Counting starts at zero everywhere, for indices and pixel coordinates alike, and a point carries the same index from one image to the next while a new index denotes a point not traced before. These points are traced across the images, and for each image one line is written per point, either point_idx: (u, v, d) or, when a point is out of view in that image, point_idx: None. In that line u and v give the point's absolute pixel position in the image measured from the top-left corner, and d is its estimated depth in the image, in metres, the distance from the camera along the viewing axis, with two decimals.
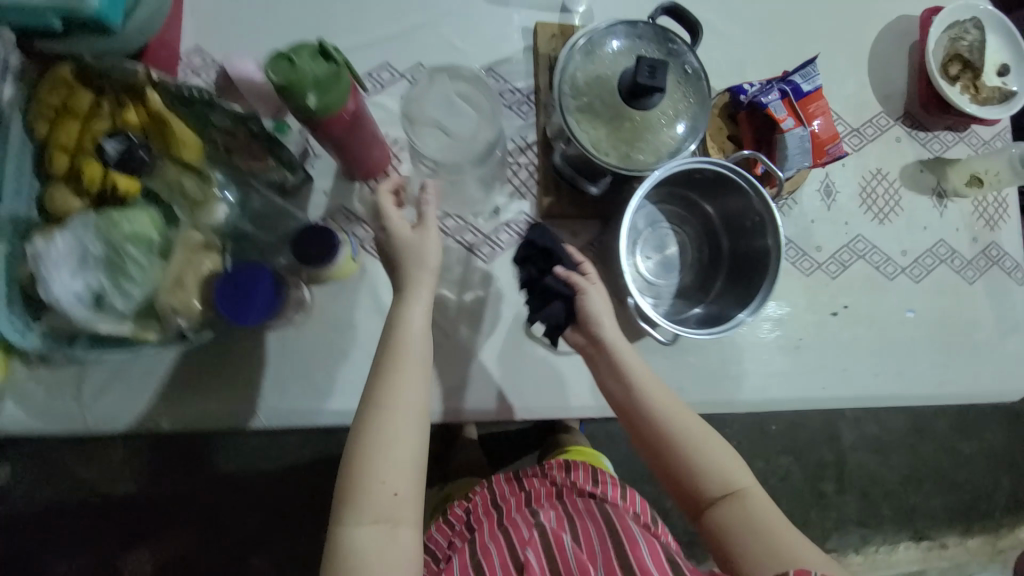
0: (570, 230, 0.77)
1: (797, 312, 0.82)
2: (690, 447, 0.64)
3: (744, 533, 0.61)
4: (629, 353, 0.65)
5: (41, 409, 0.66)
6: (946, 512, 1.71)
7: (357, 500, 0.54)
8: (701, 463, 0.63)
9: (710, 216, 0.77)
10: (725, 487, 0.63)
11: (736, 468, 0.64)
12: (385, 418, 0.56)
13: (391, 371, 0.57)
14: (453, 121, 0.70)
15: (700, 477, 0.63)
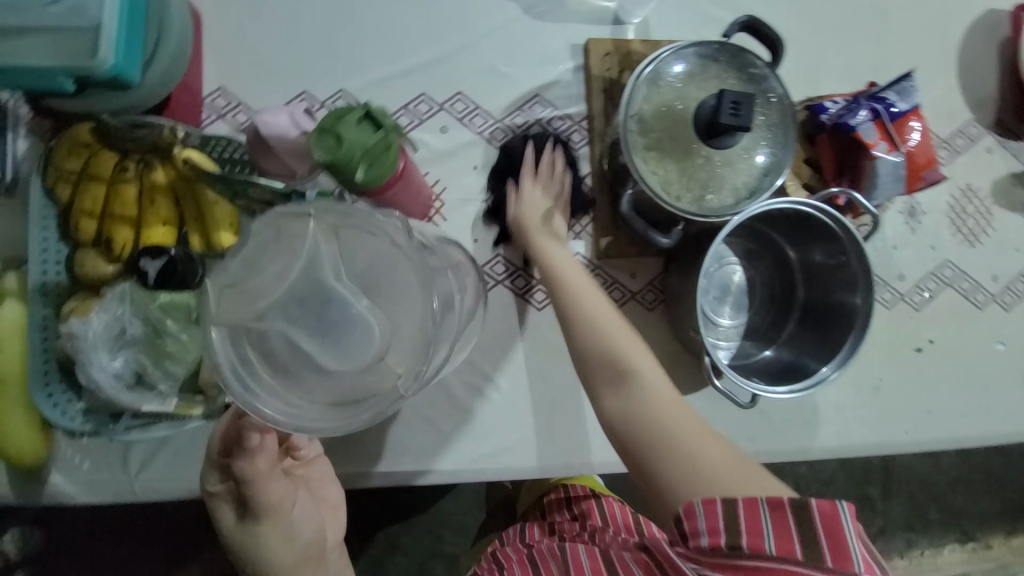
0: (628, 271, 0.71)
1: (878, 347, 0.75)
2: (576, 314, 0.56)
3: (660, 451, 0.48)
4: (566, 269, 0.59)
5: (88, 481, 0.63)
6: (996, 514, 1.60)
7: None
8: (588, 340, 0.54)
9: (788, 257, 0.70)
10: (626, 377, 0.52)
11: (633, 349, 0.54)
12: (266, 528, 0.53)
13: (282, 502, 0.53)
14: (322, 348, 0.41)
15: (597, 357, 0.54)
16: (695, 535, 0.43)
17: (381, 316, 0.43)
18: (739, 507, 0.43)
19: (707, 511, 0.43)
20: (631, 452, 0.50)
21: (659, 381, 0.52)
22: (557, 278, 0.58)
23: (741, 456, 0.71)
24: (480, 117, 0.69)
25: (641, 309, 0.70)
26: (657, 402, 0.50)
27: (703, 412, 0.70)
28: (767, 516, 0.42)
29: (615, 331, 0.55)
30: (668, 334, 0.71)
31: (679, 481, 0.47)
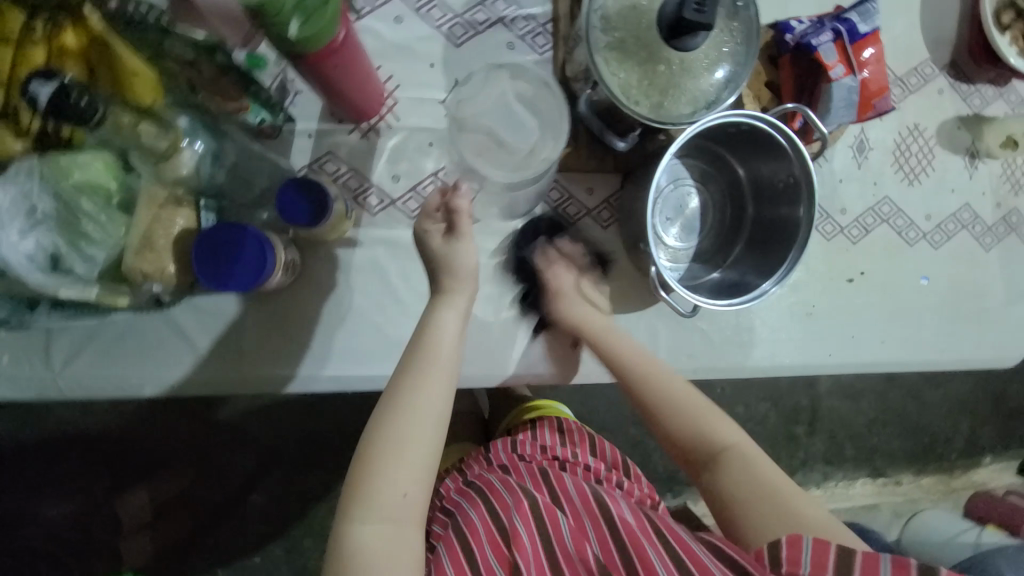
0: (585, 186, 0.70)
1: (816, 277, 0.79)
2: (675, 414, 0.65)
3: (742, 497, 0.59)
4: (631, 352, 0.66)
5: (8, 377, 0.60)
6: (903, 452, 1.77)
7: (395, 401, 0.54)
8: (691, 435, 0.64)
9: (738, 178, 0.72)
10: (717, 455, 0.62)
11: (723, 430, 0.63)
12: (432, 327, 0.57)
13: (414, 377, 0.55)
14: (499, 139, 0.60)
15: (691, 438, 0.64)
16: (795, 563, 0.50)
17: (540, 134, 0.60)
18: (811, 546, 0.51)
19: (790, 545, 0.51)
20: (729, 505, 0.60)
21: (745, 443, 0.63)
22: (657, 381, 0.65)
23: (680, 371, 0.74)
24: (438, 9, 0.64)
25: (596, 226, 0.71)
26: (755, 462, 0.61)
27: (649, 329, 0.73)
28: (844, 558, 0.50)
29: (698, 405, 0.65)
30: (620, 252, 0.72)
31: (746, 518, 0.58)
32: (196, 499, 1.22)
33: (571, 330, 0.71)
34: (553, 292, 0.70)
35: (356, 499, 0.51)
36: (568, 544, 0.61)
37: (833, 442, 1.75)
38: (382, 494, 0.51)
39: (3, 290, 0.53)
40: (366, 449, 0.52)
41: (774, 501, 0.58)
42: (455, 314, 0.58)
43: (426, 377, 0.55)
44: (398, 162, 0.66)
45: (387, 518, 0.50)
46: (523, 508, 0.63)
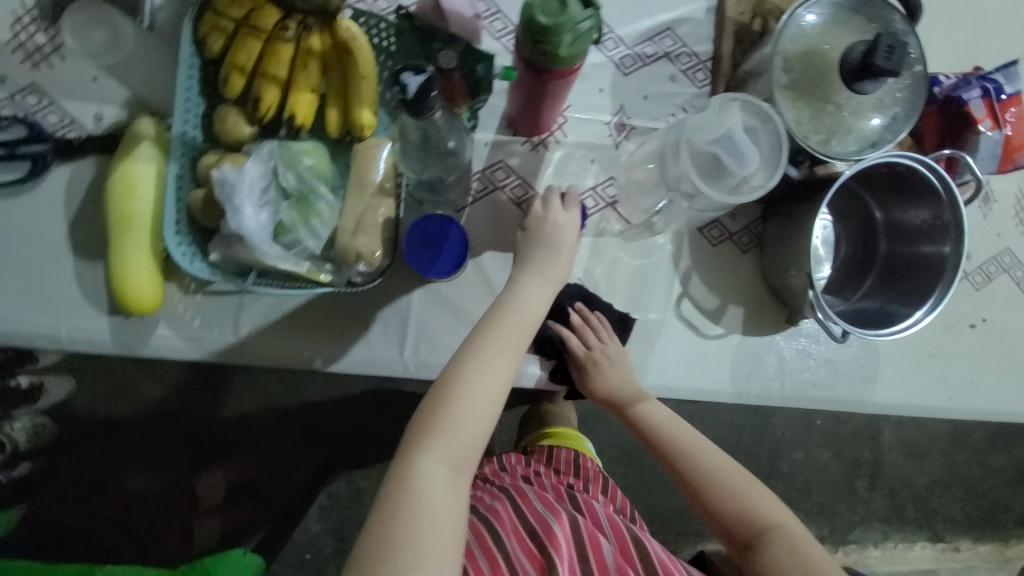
0: (728, 212, 0.74)
1: (936, 320, 0.80)
2: (734, 485, 0.60)
3: (786, 571, 0.55)
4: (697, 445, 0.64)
5: (197, 338, 0.64)
6: (966, 519, 1.66)
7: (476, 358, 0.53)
8: (728, 507, 0.60)
9: (873, 218, 0.74)
10: (756, 531, 0.58)
11: (768, 505, 0.59)
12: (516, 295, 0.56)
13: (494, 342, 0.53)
14: (726, 158, 0.50)
15: (735, 515, 0.59)
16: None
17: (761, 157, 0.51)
18: None
19: None
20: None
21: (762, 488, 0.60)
22: (687, 454, 0.63)
23: (804, 398, 0.76)
24: (612, 41, 0.71)
25: (736, 250, 0.74)
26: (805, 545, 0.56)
27: (776, 353, 0.75)
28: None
29: (730, 474, 0.61)
30: (755, 276, 0.75)
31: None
32: (262, 488, 1.22)
33: (705, 347, 0.73)
34: (691, 309, 0.73)
35: (429, 438, 0.50)
36: (603, 553, 0.61)
37: (895, 502, 1.63)
38: (451, 448, 0.50)
39: (224, 254, 0.59)
40: (445, 391, 0.51)
41: (816, 573, 0.55)
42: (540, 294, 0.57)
43: (519, 328, 0.55)
44: (560, 174, 0.71)
45: (447, 482, 0.49)
46: (562, 516, 0.63)
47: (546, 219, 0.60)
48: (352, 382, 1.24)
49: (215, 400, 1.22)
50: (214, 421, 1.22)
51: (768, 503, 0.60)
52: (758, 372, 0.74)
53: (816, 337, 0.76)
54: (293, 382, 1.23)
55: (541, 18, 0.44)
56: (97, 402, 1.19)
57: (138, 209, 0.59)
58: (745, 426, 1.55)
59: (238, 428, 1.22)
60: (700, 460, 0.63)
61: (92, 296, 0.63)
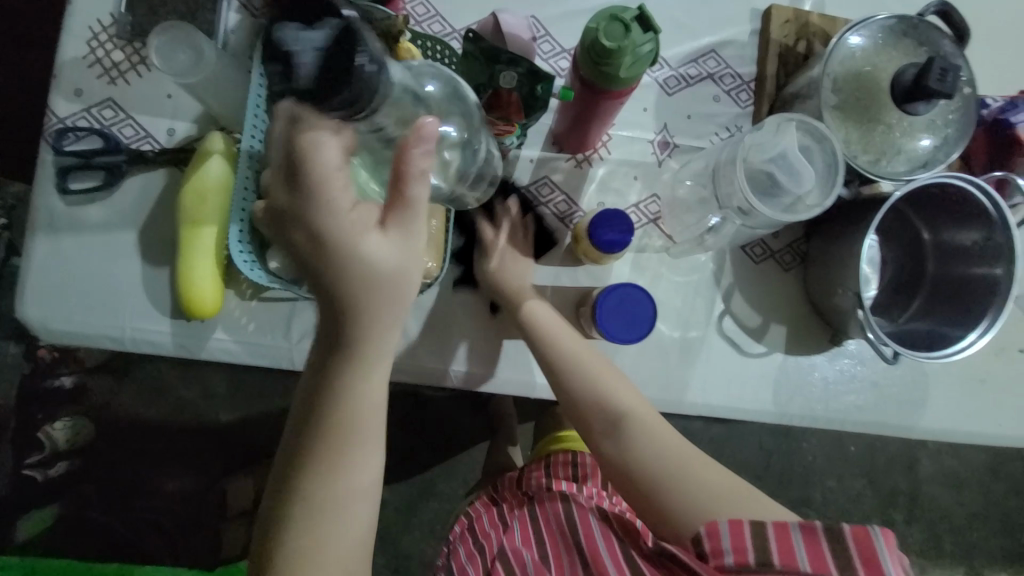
0: (772, 230, 0.74)
1: (987, 343, 0.78)
2: (561, 363, 0.63)
3: (654, 466, 0.59)
4: (555, 330, 0.64)
5: (251, 343, 0.67)
6: (1010, 556, 1.56)
7: (303, 502, 0.50)
8: (581, 390, 0.62)
9: (923, 240, 0.73)
10: (618, 421, 0.61)
11: (597, 368, 0.63)
12: (330, 407, 0.50)
13: (312, 462, 0.50)
14: (781, 176, 0.52)
15: (589, 405, 0.62)
16: (717, 553, 0.51)
17: (819, 175, 0.52)
18: (767, 529, 0.50)
19: (734, 534, 0.51)
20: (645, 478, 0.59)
21: (584, 363, 0.63)
22: (553, 346, 0.64)
23: (849, 421, 0.74)
24: (656, 62, 0.73)
25: (779, 268, 0.74)
26: (660, 443, 0.60)
27: (820, 374, 0.74)
28: (798, 539, 0.49)
29: (588, 362, 0.63)
30: (800, 294, 0.74)
31: (664, 499, 0.57)
32: None
33: (748, 366, 0.73)
34: (735, 326, 0.73)
35: None
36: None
37: (933, 535, 1.55)
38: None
39: (284, 262, 0.62)
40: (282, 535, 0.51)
41: (686, 473, 0.58)
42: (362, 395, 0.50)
43: (346, 470, 0.51)
44: (603, 191, 0.72)
45: None
46: (499, 567, 0.65)
47: (358, 259, 0.46)
48: None
49: (248, 404, 1.25)
50: (245, 425, 1.24)
51: (608, 378, 0.63)
52: (801, 393, 0.73)
53: (861, 359, 0.75)
54: None
55: (607, 41, 0.48)
56: (134, 406, 1.22)
57: (205, 218, 0.63)
58: (773, 449, 1.51)
59: (268, 432, 1.24)
60: (566, 352, 0.63)
61: (155, 299, 0.66)
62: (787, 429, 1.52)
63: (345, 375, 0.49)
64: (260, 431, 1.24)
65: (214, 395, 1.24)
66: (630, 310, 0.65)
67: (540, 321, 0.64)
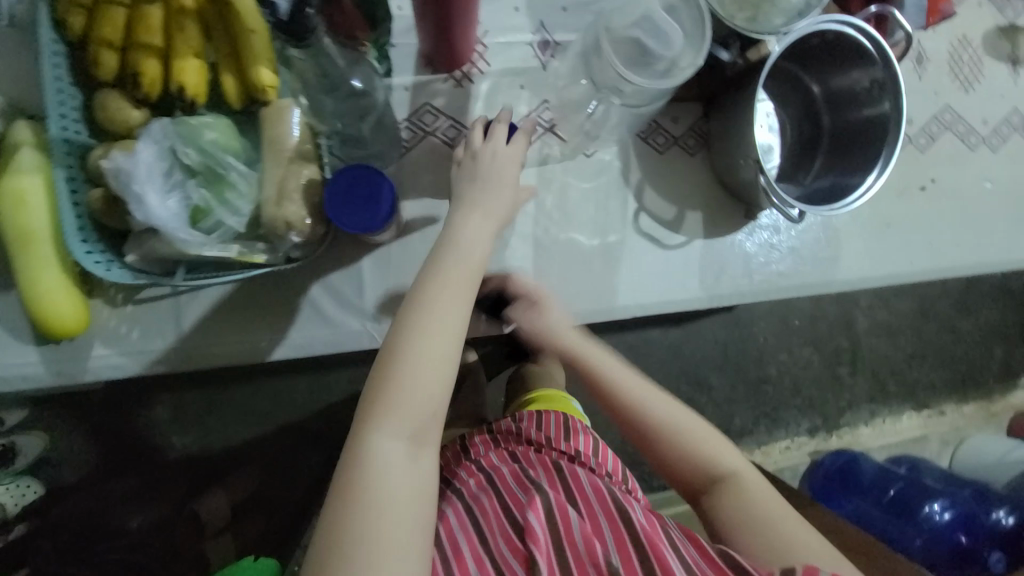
0: (671, 116, 0.71)
1: (888, 188, 0.81)
2: (662, 430, 0.59)
3: (749, 529, 0.53)
4: (646, 401, 0.60)
5: (142, 352, 0.60)
6: (945, 383, 1.74)
7: (381, 404, 0.43)
8: (684, 457, 0.58)
9: (813, 93, 0.73)
10: (714, 481, 0.57)
11: (717, 455, 0.58)
12: (431, 307, 0.46)
13: (446, 278, 0.47)
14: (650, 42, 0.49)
15: (685, 463, 0.59)
16: None
17: (689, 34, 0.50)
18: None
19: None
20: (726, 536, 0.54)
21: (668, 423, 0.59)
22: (659, 425, 0.59)
23: (773, 290, 0.76)
24: None
25: (684, 154, 0.72)
26: (756, 500, 0.55)
27: (740, 249, 0.75)
28: None
29: (696, 433, 0.59)
30: (709, 174, 0.73)
31: (757, 554, 0.52)
32: (265, 499, 1.19)
33: (672, 258, 0.72)
34: (651, 222, 0.71)
35: (376, 410, 0.43)
36: (581, 544, 0.51)
37: (879, 382, 1.70)
38: (408, 408, 0.43)
39: (142, 253, 0.54)
40: (392, 362, 0.44)
41: (781, 537, 0.52)
42: (438, 377, 0.45)
43: (432, 386, 0.44)
44: (493, 110, 0.67)
45: (402, 428, 0.43)
46: (535, 505, 0.53)
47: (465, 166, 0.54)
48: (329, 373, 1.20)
49: (194, 419, 1.17)
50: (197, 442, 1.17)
51: (706, 445, 0.59)
52: (726, 273, 0.75)
53: (773, 227, 0.76)
54: (270, 385, 1.19)
55: None
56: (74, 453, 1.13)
57: (33, 223, 0.54)
58: (728, 340, 1.59)
59: (224, 443, 1.18)
60: (666, 412, 0.60)
61: (13, 328, 0.58)
62: (738, 319, 1.59)
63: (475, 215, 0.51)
64: (213, 443, 1.18)
65: (153, 419, 1.16)
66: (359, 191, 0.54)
67: (671, 417, 0.60)
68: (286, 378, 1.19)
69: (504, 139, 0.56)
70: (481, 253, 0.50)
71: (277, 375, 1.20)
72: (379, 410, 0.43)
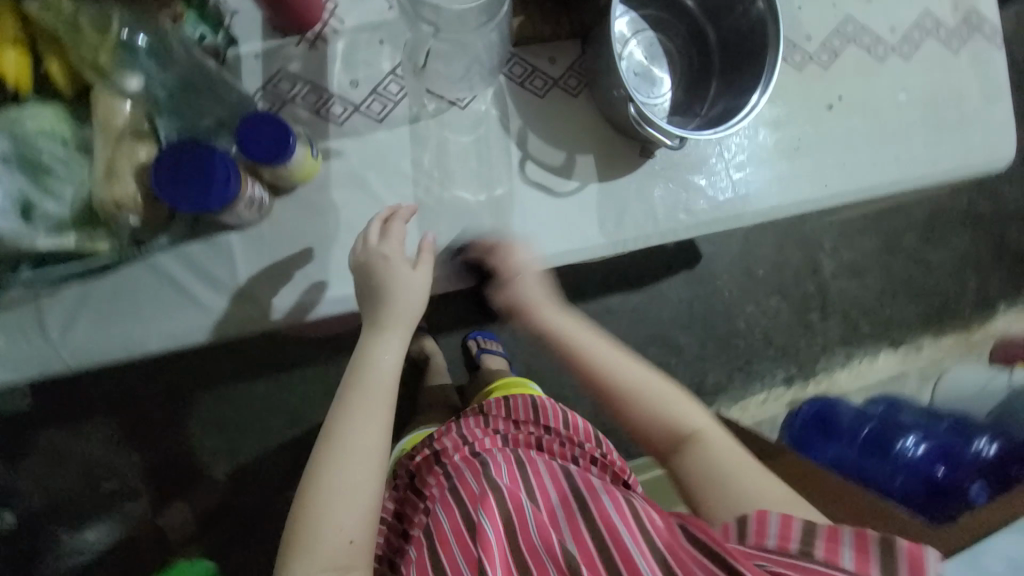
0: (548, 56, 0.68)
1: (795, 111, 0.78)
2: (626, 397, 0.64)
3: (711, 480, 0.59)
4: (611, 361, 0.66)
5: (7, 358, 0.58)
6: (920, 319, 1.71)
7: (312, 527, 0.51)
8: (639, 418, 0.64)
9: (689, 8, 0.70)
10: (680, 439, 0.62)
11: (687, 413, 0.63)
12: (347, 440, 0.55)
13: (354, 410, 0.56)
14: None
15: (649, 425, 0.64)
16: (761, 535, 0.50)
17: None
18: (817, 529, 0.49)
19: (779, 523, 0.50)
20: (698, 484, 0.60)
21: (640, 387, 0.65)
22: (616, 378, 0.65)
23: (681, 228, 0.73)
24: None
25: (567, 95, 0.69)
26: (722, 463, 0.60)
27: (639, 191, 0.72)
28: (848, 542, 0.48)
29: (651, 393, 0.64)
30: (598, 115, 0.70)
31: (721, 500, 0.58)
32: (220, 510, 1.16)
33: (568, 207, 0.70)
34: (540, 170, 0.69)
35: (300, 540, 0.51)
36: (534, 536, 0.55)
37: (852, 324, 1.67)
38: (328, 536, 0.51)
39: None
40: (313, 492, 0.53)
41: (740, 489, 0.58)
42: (357, 506, 0.53)
43: (355, 506, 0.53)
44: (354, 69, 0.64)
45: (328, 554, 0.51)
46: (487, 500, 0.57)
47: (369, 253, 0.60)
48: (274, 374, 1.18)
49: (143, 434, 1.15)
50: (146, 459, 1.15)
51: (674, 401, 0.64)
52: (627, 216, 0.72)
53: (672, 162, 0.73)
54: (217, 393, 1.17)
55: None
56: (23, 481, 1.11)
57: None
58: (693, 298, 1.56)
59: (173, 456, 1.16)
60: (634, 370, 0.66)
61: None
62: (700, 275, 1.57)
63: (380, 339, 0.60)
64: (162, 458, 1.16)
65: (100, 438, 1.14)
66: (248, 133, 0.55)
67: (629, 369, 0.65)
68: (232, 386, 1.17)
69: (398, 238, 0.61)
70: (395, 364, 0.60)
71: (221, 369, 1.16)
72: (303, 537, 0.51)
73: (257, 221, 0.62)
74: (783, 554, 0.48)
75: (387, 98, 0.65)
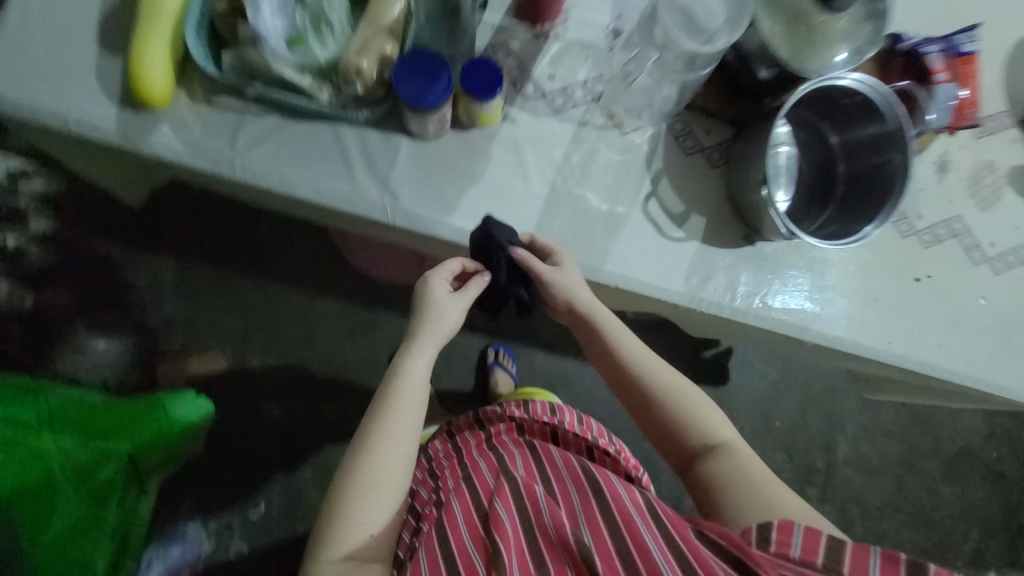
0: (705, 128, 0.80)
1: (884, 268, 0.86)
2: (642, 393, 0.68)
3: (738, 487, 0.61)
4: (642, 361, 0.69)
5: (194, 142, 0.69)
6: (914, 548, 1.62)
7: (341, 535, 0.57)
8: (669, 408, 0.66)
9: (832, 144, 0.81)
10: (708, 441, 0.65)
11: (703, 410, 0.66)
12: (376, 447, 0.60)
13: (382, 420, 0.62)
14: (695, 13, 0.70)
15: (679, 424, 0.66)
16: (785, 544, 0.49)
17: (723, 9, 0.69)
18: (846, 548, 0.48)
19: (805, 534, 0.49)
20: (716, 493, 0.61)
21: (670, 380, 0.68)
22: (644, 377, 0.68)
23: (751, 314, 0.79)
24: None
25: (706, 163, 0.80)
26: (744, 469, 0.62)
27: (729, 266, 0.80)
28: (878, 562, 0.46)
29: (683, 394, 0.68)
30: (723, 190, 0.80)
31: (740, 506, 0.59)
32: (215, 379, 1.20)
33: (666, 250, 0.78)
34: (659, 209, 0.78)
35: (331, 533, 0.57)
36: (546, 521, 0.56)
37: (845, 517, 1.61)
38: (355, 530, 0.57)
39: (235, 57, 0.66)
40: (347, 490, 0.58)
41: (761, 496, 0.60)
42: (385, 498, 0.59)
43: (382, 503, 0.59)
44: (556, 67, 0.77)
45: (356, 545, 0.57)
46: (503, 492, 0.59)
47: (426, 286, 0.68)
48: (326, 287, 1.26)
49: (194, 280, 1.24)
50: (183, 302, 1.22)
51: (686, 396, 0.67)
52: (710, 281, 0.79)
53: (765, 256, 0.82)
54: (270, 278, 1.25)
55: None
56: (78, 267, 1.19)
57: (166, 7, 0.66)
58: None
59: (206, 311, 1.23)
60: (636, 366, 0.68)
61: (105, 84, 0.68)
62: (722, 397, 1.59)
63: (413, 357, 0.65)
64: (196, 309, 1.22)
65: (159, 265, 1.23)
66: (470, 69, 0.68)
67: (658, 376, 0.68)
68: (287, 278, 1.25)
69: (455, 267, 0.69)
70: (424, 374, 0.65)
71: (293, 264, 1.26)
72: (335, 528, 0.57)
73: (429, 138, 0.73)
74: (805, 566, 0.48)
75: (569, 99, 0.77)
